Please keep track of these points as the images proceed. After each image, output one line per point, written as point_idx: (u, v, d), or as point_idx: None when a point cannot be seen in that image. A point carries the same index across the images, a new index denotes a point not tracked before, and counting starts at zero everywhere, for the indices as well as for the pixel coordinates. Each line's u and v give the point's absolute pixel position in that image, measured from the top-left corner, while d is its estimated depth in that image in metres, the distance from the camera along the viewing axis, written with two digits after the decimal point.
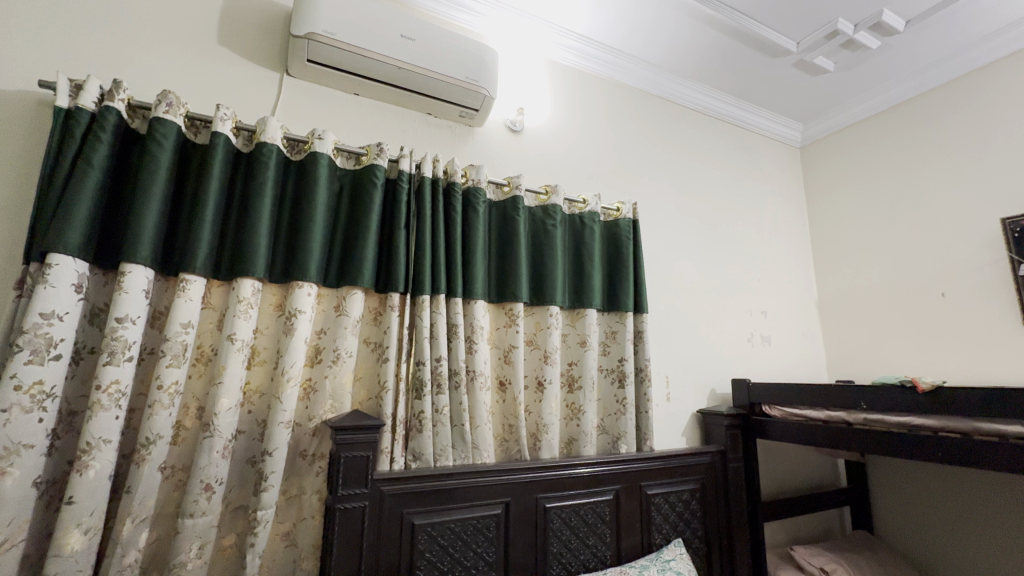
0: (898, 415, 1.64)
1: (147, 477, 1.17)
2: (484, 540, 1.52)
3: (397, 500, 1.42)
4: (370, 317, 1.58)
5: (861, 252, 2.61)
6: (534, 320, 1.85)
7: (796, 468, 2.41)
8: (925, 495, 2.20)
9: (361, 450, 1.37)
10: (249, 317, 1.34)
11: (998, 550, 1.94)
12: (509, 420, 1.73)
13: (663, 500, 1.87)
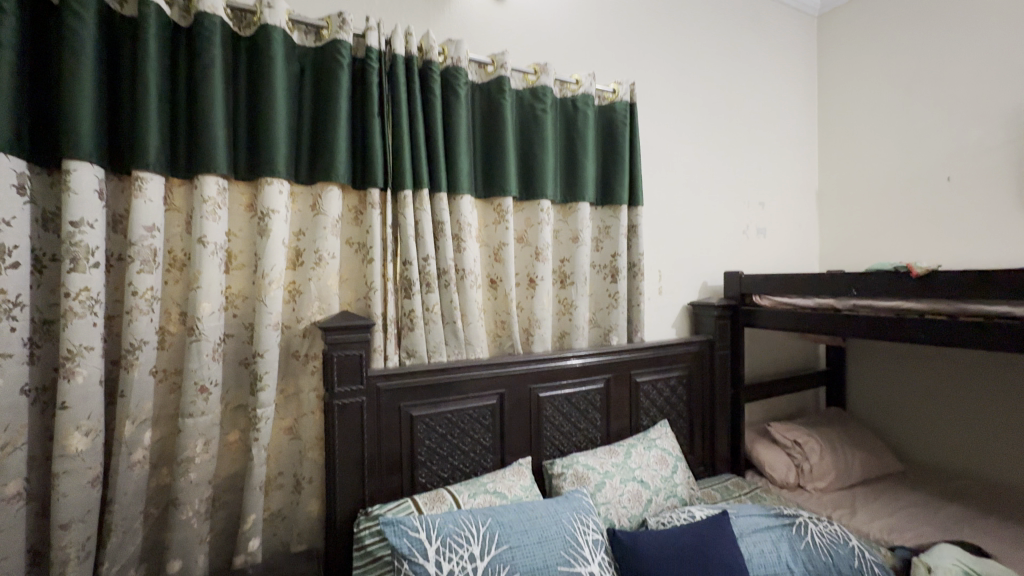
0: (887, 302, 1.64)
1: (138, 381, 1.17)
2: (480, 427, 1.59)
3: (393, 396, 1.46)
4: (350, 217, 1.50)
5: (870, 137, 2.46)
6: (524, 217, 1.77)
7: (780, 354, 2.51)
8: (899, 375, 2.32)
9: (353, 349, 1.38)
10: (219, 219, 1.25)
11: (961, 417, 2.10)
12: (501, 317, 1.72)
13: (651, 387, 1.95)
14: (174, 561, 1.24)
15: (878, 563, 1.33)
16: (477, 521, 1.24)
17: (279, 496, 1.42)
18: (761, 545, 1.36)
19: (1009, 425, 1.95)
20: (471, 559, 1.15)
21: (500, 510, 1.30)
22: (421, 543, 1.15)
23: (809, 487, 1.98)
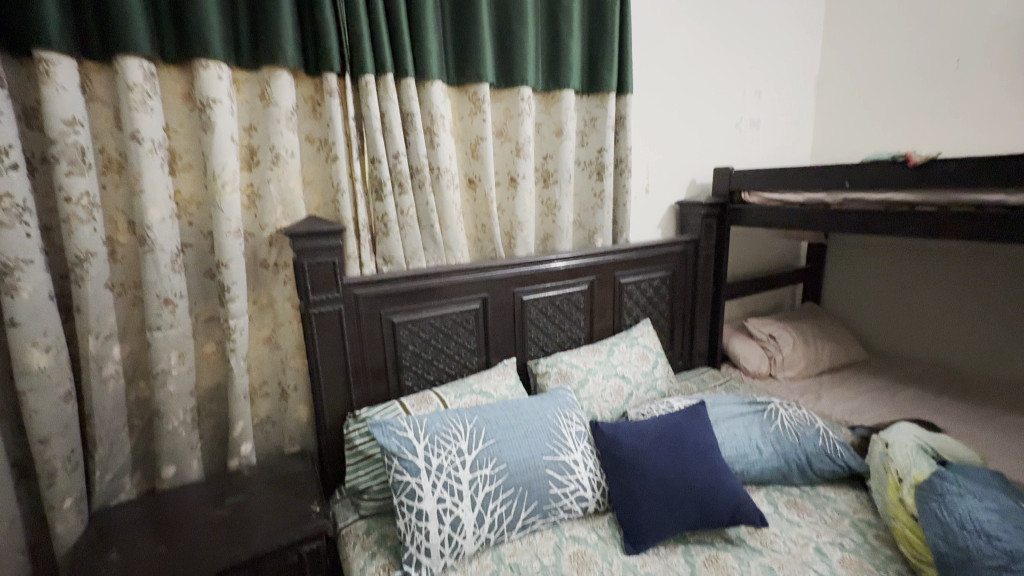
0: (880, 194, 1.59)
1: (94, 295, 1.10)
2: (464, 331, 1.59)
3: (373, 303, 1.42)
4: (307, 108, 1.32)
5: (880, 12, 2.24)
6: (503, 107, 1.60)
7: (763, 252, 2.50)
8: (875, 270, 2.36)
9: (325, 256, 1.30)
10: (152, 111, 1.09)
11: (931, 308, 2.18)
12: (481, 220, 1.63)
13: (635, 288, 1.95)
14: (167, 467, 1.26)
15: (840, 441, 1.43)
16: (464, 419, 1.26)
17: (266, 403, 1.42)
18: (734, 430, 1.44)
19: (975, 314, 2.05)
20: (459, 454, 1.19)
21: (486, 408, 1.32)
22: (410, 441, 1.18)
23: (780, 376, 2.09)
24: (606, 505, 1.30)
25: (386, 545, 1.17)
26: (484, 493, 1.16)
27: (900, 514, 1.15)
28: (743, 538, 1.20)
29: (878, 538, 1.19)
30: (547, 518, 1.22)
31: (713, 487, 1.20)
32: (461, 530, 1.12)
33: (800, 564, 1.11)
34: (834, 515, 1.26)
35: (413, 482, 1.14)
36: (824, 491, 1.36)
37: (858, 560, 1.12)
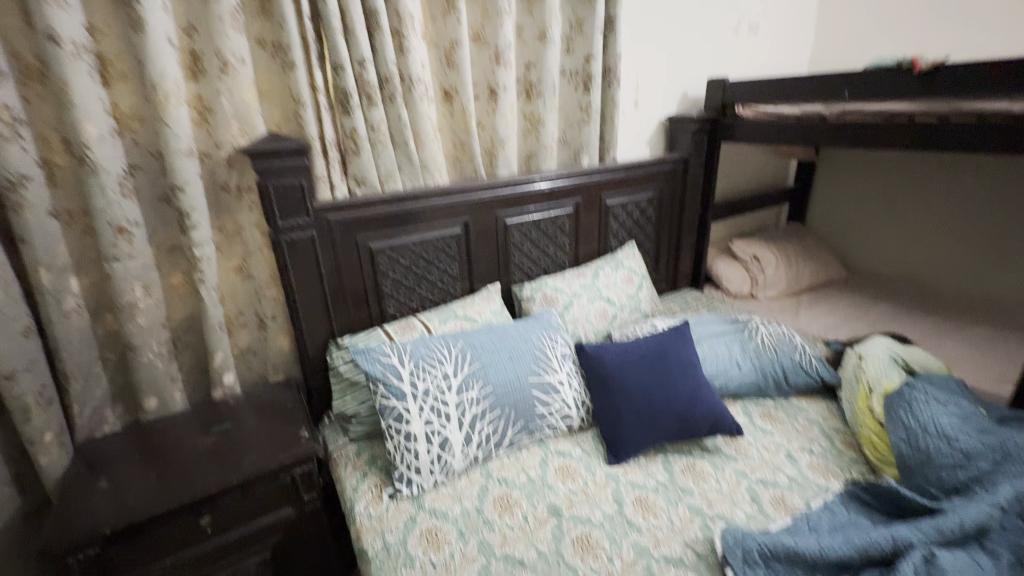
0: (880, 104, 1.51)
1: (38, 224, 1.01)
2: (446, 257, 1.54)
3: (348, 229, 1.35)
4: (255, 4, 1.15)
5: None
6: (479, 6, 1.43)
7: (753, 171, 2.42)
8: (864, 189, 2.32)
9: (292, 178, 1.21)
10: (67, 6, 0.94)
11: (913, 226, 2.19)
12: (460, 137, 1.52)
13: (621, 210, 1.89)
14: (149, 400, 1.25)
15: (816, 356, 1.47)
16: (449, 345, 1.25)
17: (245, 334, 1.38)
18: (715, 348, 1.47)
19: (955, 232, 2.07)
20: (445, 378, 1.19)
21: (471, 333, 1.31)
22: (394, 368, 1.18)
23: (761, 297, 2.12)
24: (590, 422, 1.34)
25: (377, 465, 1.20)
26: (471, 414, 1.18)
27: (867, 420, 1.21)
28: (719, 447, 1.26)
29: (844, 442, 1.26)
30: (533, 435, 1.26)
31: (693, 401, 1.24)
32: (450, 449, 1.15)
33: (771, 468, 1.18)
34: (805, 424, 1.33)
35: (400, 406, 1.15)
36: (797, 402, 1.42)
37: (824, 462, 1.19)
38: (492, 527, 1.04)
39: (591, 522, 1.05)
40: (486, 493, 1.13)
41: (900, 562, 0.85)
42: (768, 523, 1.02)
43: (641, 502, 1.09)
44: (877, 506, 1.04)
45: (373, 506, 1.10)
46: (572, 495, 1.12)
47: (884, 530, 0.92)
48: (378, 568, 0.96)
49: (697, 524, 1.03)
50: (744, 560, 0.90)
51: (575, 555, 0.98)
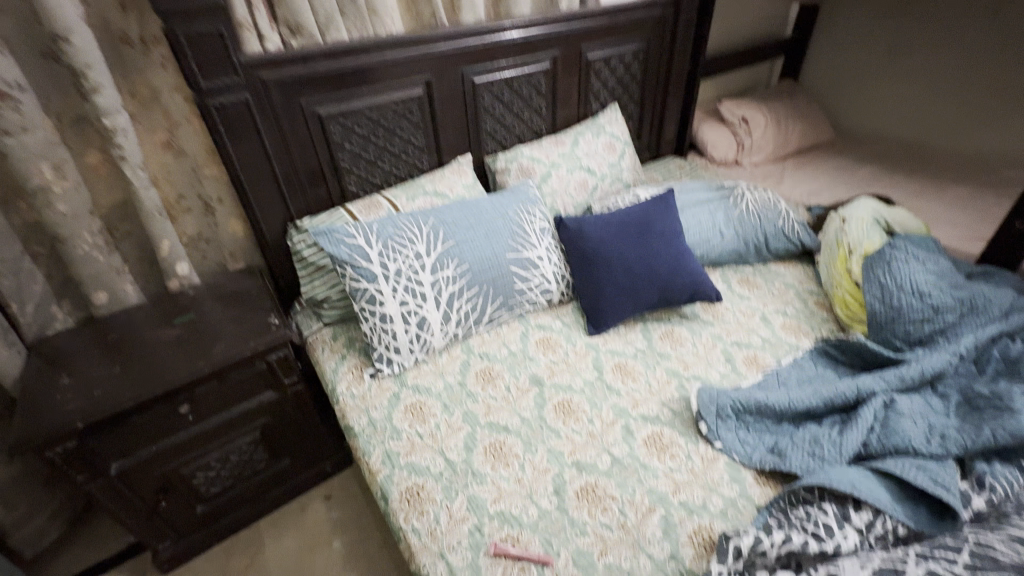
0: None
1: None
2: (408, 125, 1.36)
3: (288, 91, 1.15)
4: None
5: None
6: None
7: (749, 19, 2.16)
8: (867, 34, 2.11)
9: (206, 24, 1.00)
10: None
11: (910, 76, 2.04)
12: None
13: (603, 66, 1.68)
14: (97, 294, 1.15)
15: (799, 221, 1.44)
16: (419, 222, 1.16)
17: (191, 220, 1.25)
18: (699, 216, 1.42)
19: (950, 81, 1.92)
20: (417, 257, 1.12)
21: (442, 209, 1.21)
22: (361, 249, 1.09)
23: (745, 162, 2.01)
24: (570, 296, 1.32)
25: (355, 348, 1.18)
26: (448, 293, 1.13)
27: (843, 282, 1.22)
28: (697, 314, 1.27)
29: (817, 304, 1.29)
30: (513, 311, 1.24)
31: (674, 271, 1.21)
32: (428, 329, 1.12)
33: (746, 331, 1.20)
34: (781, 288, 1.34)
35: (372, 288, 1.09)
36: (775, 268, 1.42)
37: (797, 323, 1.22)
38: (476, 399, 1.06)
39: (572, 389, 1.07)
40: (469, 368, 1.13)
41: (862, 408, 0.90)
42: (740, 381, 1.07)
43: (620, 368, 1.12)
44: (843, 360, 1.08)
45: (355, 386, 1.09)
46: (553, 365, 1.13)
47: (850, 380, 0.96)
48: (366, 443, 0.99)
49: (673, 385, 1.07)
50: (717, 415, 0.95)
51: (557, 419, 1.01)
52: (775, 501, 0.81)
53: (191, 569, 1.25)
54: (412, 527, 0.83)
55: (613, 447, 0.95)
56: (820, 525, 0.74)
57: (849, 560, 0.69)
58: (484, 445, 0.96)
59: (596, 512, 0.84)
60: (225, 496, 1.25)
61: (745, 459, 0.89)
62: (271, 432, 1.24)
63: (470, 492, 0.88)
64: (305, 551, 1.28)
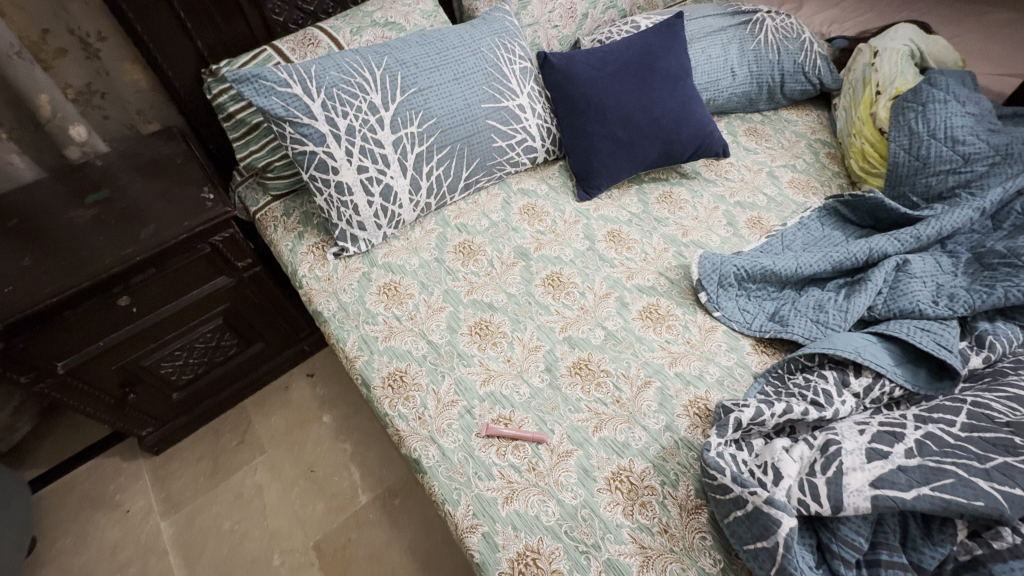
0: None
1: None
2: None
3: None
4: None
5: None
6: None
7: None
8: None
9: None
10: None
11: None
12: None
13: None
14: None
15: (822, 55, 1.23)
16: (369, 63, 0.92)
17: (72, 67, 0.97)
18: (709, 52, 1.19)
19: None
20: (373, 110, 0.91)
21: (398, 45, 0.96)
22: (300, 101, 0.87)
23: None
24: (557, 154, 1.15)
25: (313, 224, 1.03)
26: (414, 156, 0.95)
27: (864, 130, 1.08)
28: (698, 172, 1.13)
29: (828, 157, 1.16)
30: (492, 174, 1.08)
31: (679, 121, 1.04)
32: (396, 200, 0.96)
33: (751, 190, 1.09)
34: (792, 139, 1.20)
35: (321, 152, 0.90)
36: (787, 115, 1.26)
37: (806, 179, 1.11)
38: (456, 276, 0.96)
39: (561, 262, 0.97)
40: (445, 242, 1.01)
41: (872, 271, 0.84)
42: (742, 245, 0.98)
43: (614, 236, 1.01)
44: (853, 219, 1.00)
45: (319, 267, 0.97)
46: (539, 237, 1.02)
47: (862, 242, 0.89)
48: (339, 328, 0.90)
49: (671, 253, 0.98)
50: (719, 284, 0.88)
51: (546, 294, 0.93)
52: (773, 368, 0.79)
53: (183, 448, 1.27)
54: (399, 414, 0.79)
55: (607, 321, 0.89)
56: (819, 391, 0.72)
57: (846, 425, 0.68)
58: (469, 325, 0.89)
59: (590, 388, 0.81)
60: (201, 382, 1.20)
61: (744, 329, 0.85)
62: (235, 317, 1.15)
63: (457, 375, 0.83)
64: (295, 427, 1.29)
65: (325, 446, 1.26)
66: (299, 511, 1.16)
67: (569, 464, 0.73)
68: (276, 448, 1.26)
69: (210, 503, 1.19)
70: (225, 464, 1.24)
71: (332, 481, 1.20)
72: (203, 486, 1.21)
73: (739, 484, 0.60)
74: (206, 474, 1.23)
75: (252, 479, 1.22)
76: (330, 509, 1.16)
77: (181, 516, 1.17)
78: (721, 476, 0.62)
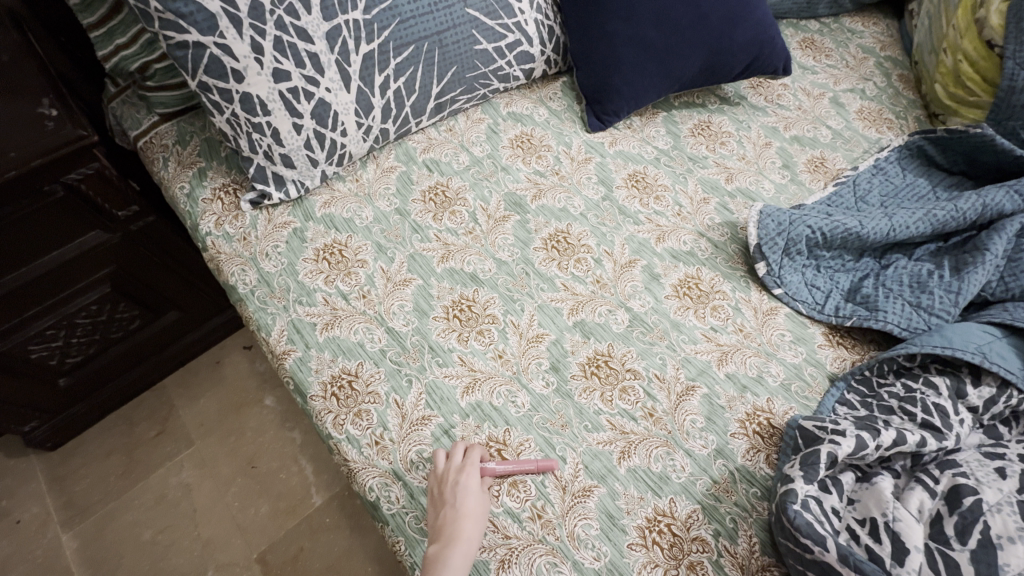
0: None
1: None
2: None
3: None
4: None
5: None
6: None
7: None
8: None
9: None
10: None
11: None
12: None
13: None
14: None
15: None
16: None
17: None
18: None
19: None
20: None
21: None
22: None
23: None
24: (560, 67, 0.85)
25: (220, 157, 0.73)
26: (361, 58, 0.65)
27: (962, 43, 0.82)
28: (742, 96, 0.87)
29: (902, 81, 0.91)
30: (474, 92, 0.78)
31: (732, 21, 0.76)
32: (335, 124, 0.67)
33: (811, 121, 0.84)
34: (858, 56, 0.93)
35: (212, 46, 0.59)
36: (850, 24, 0.99)
37: (878, 108, 0.86)
38: (426, 235, 0.69)
39: (569, 216, 0.72)
40: (409, 186, 0.73)
41: (989, 235, 0.62)
42: (804, 196, 0.75)
43: (637, 180, 0.76)
44: (941, 163, 0.77)
45: (230, 222, 0.69)
46: (538, 180, 0.75)
47: (970, 193, 0.67)
48: (260, 310, 0.64)
49: (713, 206, 0.74)
50: (784, 252, 0.66)
51: (549, 262, 0.68)
52: (858, 369, 0.59)
53: (87, 441, 1.01)
54: (347, 437, 0.56)
55: (633, 300, 0.66)
56: (930, 408, 0.53)
57: (973, 460, 0.49)
58: (444, 306, 0.64)
59: (612, 397, 0.59)
60: (97, 362, 0.94)
61: (814, 313, 0.64)
62: (131, 283, 0.86)
63: (430, 380, 0.59)
64: (231, 411, 1.05)
65: (269, 434, 1.03)
66: (238, 516, 0.95)
67: (588, 508, 0.53)
68: (207, 438, 1.02)
69: (125, 509, 0.95)
70: (142, 460, 1.00)
71: (279, 478, 0.99)
72: (115, 488, 0.97)
73: (851, 569, 0.42)
74: (118, 473, 0.98)
75: (178, 479, 0.98)
76: (277, 512, 0.95)
77: (87, 527, 0.93)
78: (821, 551, 0.43)
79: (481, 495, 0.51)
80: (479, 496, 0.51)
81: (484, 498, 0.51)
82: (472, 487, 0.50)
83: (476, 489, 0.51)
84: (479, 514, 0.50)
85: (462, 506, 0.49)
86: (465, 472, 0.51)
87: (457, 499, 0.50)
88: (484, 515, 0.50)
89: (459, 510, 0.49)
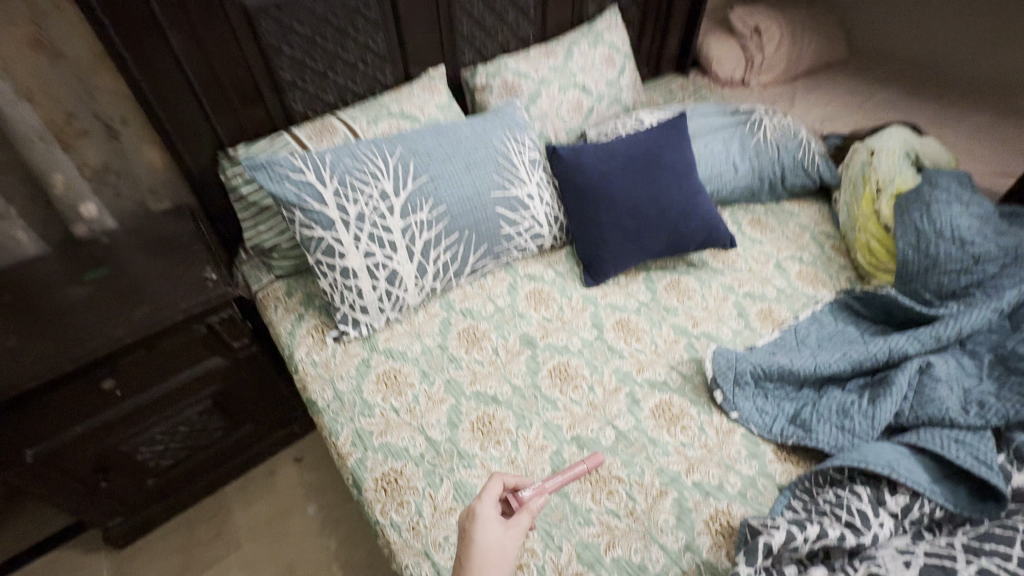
0: None
1: None
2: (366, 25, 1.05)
3: None
4: None
5: None
6: None
7: None
8: None
9: None
10: None
11: None
12: None
13: None
14: None
15: (820, 153, 1.27)
16: (382, 152, 0.94)
17: (92, 148, 1.00)
18: (711, 147, 1.25)
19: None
20: (383, 197, 0.92)
21: (413, 136, 0.99)
22: (312, 188, 0.88)
23: (753, 84, 1.59)
24: (564, 240, 1.15)
25: (315, 305, 1.00)
26: (422, 241, 0.95)
27: (868, 225, 1.09)
28: (705, 261, 1.13)
29: (834, 249, 1.16)
30: (499, 259, 1.07)
31: (685, 213, 1.05)
32: (400, 284, 0.95)
33: (760, 281, 1.08)
34: (796, 231, 1.21)
35: (329, 237, 0.89)
36: (788, 207, 1.28)
37: (814, 271, 1.10)
38: (459, 364, 0.92)
39: (569, 352, 0.94)
40: (448, 327, 0.98)
41: (895, 373, 0.80)
42: (755, 339, 0.96)
43: (623, 326, 0.99)
44: (866, 314, 0.98)
45: (317, 352, 0.93)
46: (546, 324, 0.99)
47: (881, 340, 0.86)
48: (333, 420, 0.84)
49: (682, 346, 0.95)
50: (735, 382, 0.84)
51: (553, 387, 0.88)
52: (799, 480, 0.73)
53: (153, 540, 1.15)
54: (391, 522, 0.72)
55: (618, 420, 0.84)
56: (853, 511, 0.66)
57: (888, 555, 0.61)
58: (470, 420, 0.84)
59: (601, 497, 0.74)
60: (180, 468, 1.12)
61: (764, 433, 0.80)
62: (226, 399, 1.09)
63: (457, 479, 0.76)
64: (277, 518, 1.19)
65: (307, 541, 1.15)
66: None
67: None
68: (254, 542, 1.15)
69: None
70: (197, 560, 1.12)
71: None
72: None
73: None
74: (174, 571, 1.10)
75: None
76: None
77: None
78: None
79: (495, 539, 0.56)
80: (490, 544, 0.56)
81: (497, 545, 0.56)
82: (480, 536, 0.56)
83: (488, 537, 0.56)
84: (487, 561, 0.54)
85: (471, 553, 0.55)
86: (479, 523, 0.57)
87: (468, 546, 0.56)
88: (495, 562, 0.55)
89: (467, 558, 0.55)
